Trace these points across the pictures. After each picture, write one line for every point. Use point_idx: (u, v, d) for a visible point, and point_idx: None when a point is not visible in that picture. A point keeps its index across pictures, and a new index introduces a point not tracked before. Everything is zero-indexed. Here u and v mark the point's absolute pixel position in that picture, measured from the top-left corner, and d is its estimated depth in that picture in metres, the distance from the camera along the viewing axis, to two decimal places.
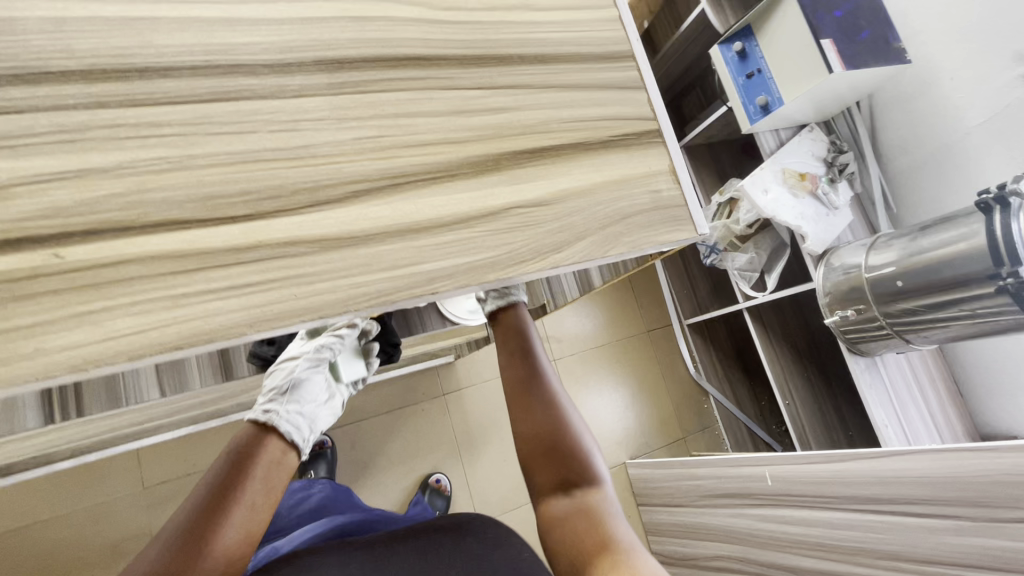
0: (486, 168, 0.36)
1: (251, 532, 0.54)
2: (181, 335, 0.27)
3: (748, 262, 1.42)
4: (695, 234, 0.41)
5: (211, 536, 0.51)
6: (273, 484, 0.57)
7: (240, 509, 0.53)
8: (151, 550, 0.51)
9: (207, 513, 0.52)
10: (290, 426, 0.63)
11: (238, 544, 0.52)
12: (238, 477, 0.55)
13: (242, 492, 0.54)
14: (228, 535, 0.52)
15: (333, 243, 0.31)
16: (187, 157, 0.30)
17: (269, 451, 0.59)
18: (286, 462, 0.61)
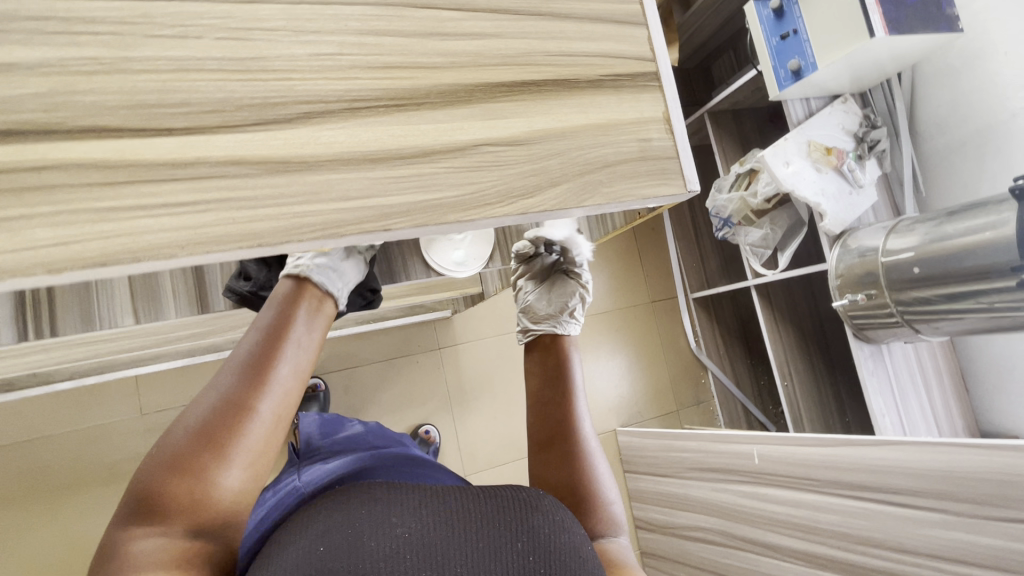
0: (457, 100, 0.33)
1: (307, 369, 0.54)
2: (104, 252, 0.26)
3: (762, 239, 1.37)
4: (683, 190, 0.37)
5: (270, 366, 0.51)
6: (316, 327, 0.57)
7: (294, 344, 0.53)
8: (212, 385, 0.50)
9: (263, 346, 0.51)
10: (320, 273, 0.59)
11: (295, 377, 0.52)
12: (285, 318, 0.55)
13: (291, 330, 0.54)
14: (283, 368, 0.51)
15: (279, 166, 0.29)
16: (120, 59, 0.27)
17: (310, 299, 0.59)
18: (325, 309, 0.60)
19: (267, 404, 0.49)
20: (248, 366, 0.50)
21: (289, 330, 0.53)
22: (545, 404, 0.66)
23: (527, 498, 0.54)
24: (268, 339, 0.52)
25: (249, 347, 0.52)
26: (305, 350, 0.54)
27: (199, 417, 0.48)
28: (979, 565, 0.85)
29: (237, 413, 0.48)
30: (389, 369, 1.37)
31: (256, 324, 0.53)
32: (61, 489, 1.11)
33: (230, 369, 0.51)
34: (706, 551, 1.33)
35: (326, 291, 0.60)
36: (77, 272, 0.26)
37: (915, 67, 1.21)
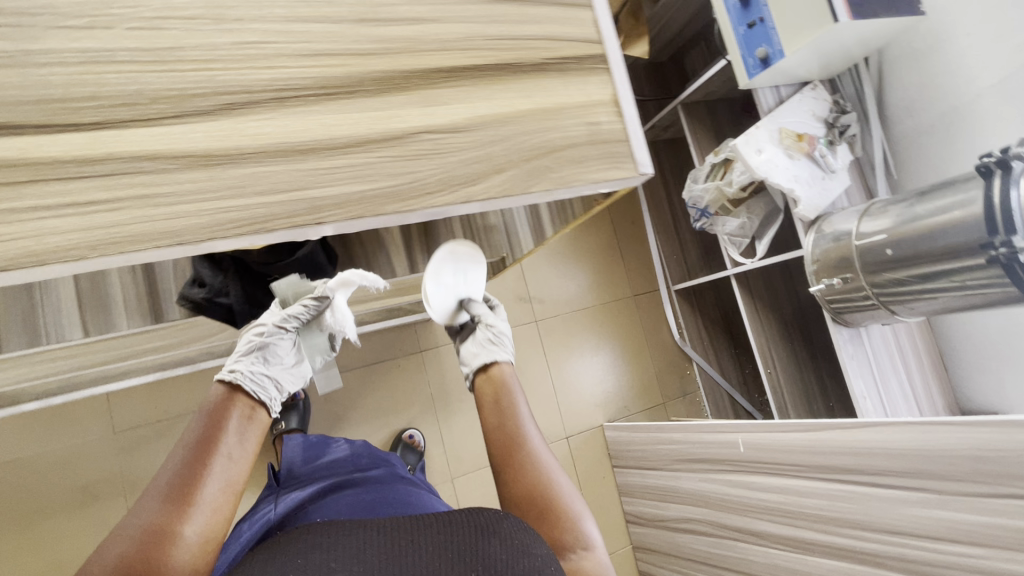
0: (393, 87, 0.32)
1: (239, 474, 0.56)
2: (7, 256, 0.24)
3: (739, 228, 1.38)
4: (636, 173, 0.37)
5: (197, 485, 0.53)
6: (248, 435, 0.59)
7: (223, 456, 0.55)
8: (141, 508, 0.52)
9: (191, 466, 0.53)
10: (255, 385, 0.63)
11: (223, 494, 0.54)
12: (216, 431, 0.57)
13: (220, 443, 0.56)
14: (211, 486, 0.54)
15: (199, 160, 0.27)
16: (21, 51, 0.25)
17: (244, 406, 0.61)
18: (258, 417, 0.62)
19: (193, 526, 0.52)
20: (176, 488, 0.52)
21: (217, 444, 0.55)
22: (496, 431, 0.66)
23: (484, 526, 0.53)
24: (196, 454, 0.54)
25: (178, 463, 0.54)
26: (236, 457, 0.56)
27: (124, 545, 0.50)
28: (963, 542, 0.86)
29: (163, 541, 0.50)
30: (369, 375, 1.35)
31: (185, 440, 0.55)
32: (32, 514, 1.08)
33: (158, 489, 0.53)
34: (696, 542, 1.33)
35: (257, 400, 0.63)
36: None
37: (881, 52, 1.22)
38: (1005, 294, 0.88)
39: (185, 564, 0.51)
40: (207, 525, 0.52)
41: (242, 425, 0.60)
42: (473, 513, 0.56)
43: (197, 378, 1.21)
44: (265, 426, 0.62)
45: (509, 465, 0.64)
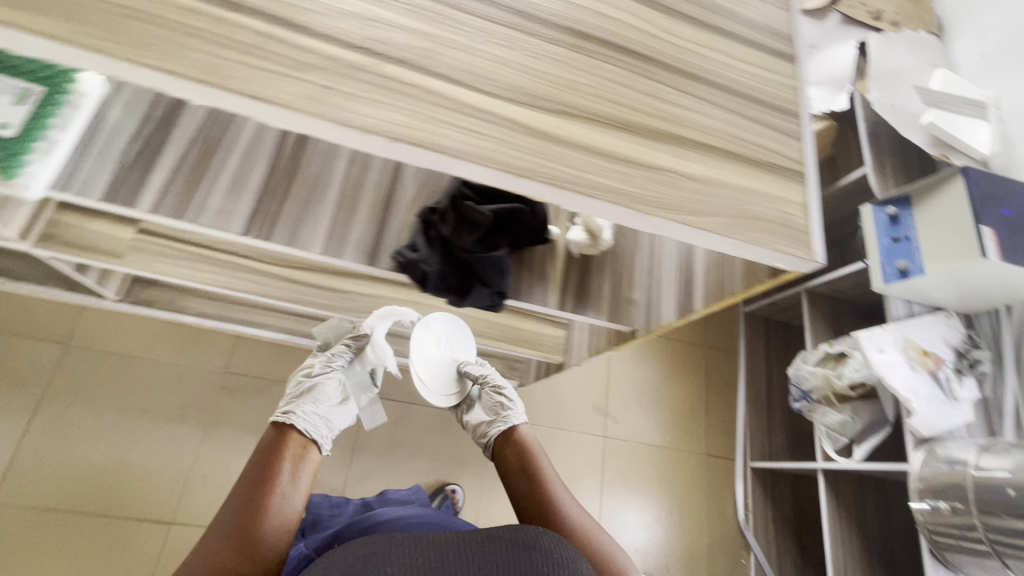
0: (659, 137, 0.45)
1: (288, 523, 0.66)
2: (422, 139, 0.39)
3: (840, 424, 1.33)
4: (809, 258, 0.47)
5: (256, 526, 0.63)
6: (299, 475, 0.71)
7: (279, 497, 0.67)
8: (198, 554, 0.61)
9: (249, 509, 0.64)
10: (305, 423, 0.77)
11: (277, 535, 0.64)
12: (269, 472, 0.69)
13: (274, 485, 0.67)
14: (269, 526, 0.64)
15: (536, 131, 0.42)
16: (469, 45, 0.43)
17: (294, 446, 0.75)
18: (310, 454, 0.76)
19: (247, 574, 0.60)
20: (236, 533, 0.62)
21: (275, 483, 0.67)
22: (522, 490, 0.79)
23: (524, 540, 0.56)
24: (253, 498, 0.65)
25: (235, 506, 0.64)
26: (285, 505, 0.66)
27: None
28: None
29: None
30: (440, 417, 1.42)
31: (243, 481, 0.67)
32: (134, 410, 1.22)
33: (216, 538, 0.62)
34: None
35: (308, 437, 0.76)
36: (400, 144, 0.38)
37: None
38: None
39: None
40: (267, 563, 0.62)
41: (295, 465, 0.72)
42: (517, 525, 0.59)
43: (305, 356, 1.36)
44: (312, 465, 0.75)
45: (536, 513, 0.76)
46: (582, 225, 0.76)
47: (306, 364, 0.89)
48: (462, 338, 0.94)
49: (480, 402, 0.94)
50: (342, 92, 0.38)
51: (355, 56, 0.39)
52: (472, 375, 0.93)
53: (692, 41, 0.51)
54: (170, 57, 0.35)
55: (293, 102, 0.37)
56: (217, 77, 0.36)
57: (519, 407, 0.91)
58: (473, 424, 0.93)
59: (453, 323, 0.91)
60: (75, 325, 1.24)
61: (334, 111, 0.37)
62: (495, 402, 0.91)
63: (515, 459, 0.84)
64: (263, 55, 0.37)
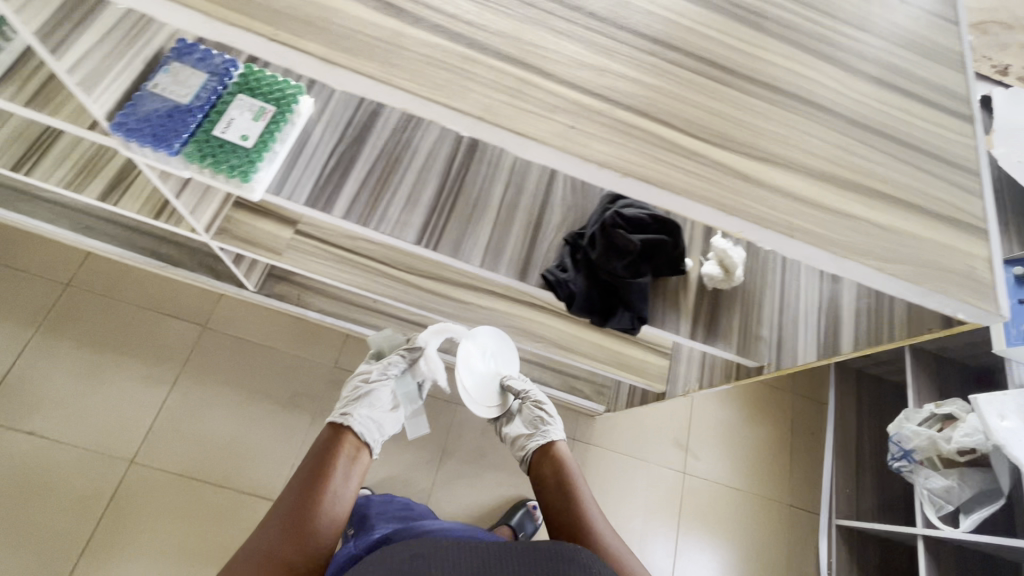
0: (850, 186, 0.49)
1: (337, 514, 0.75)
2: (648, 177, 0.45)
3: (945, 490, 1.27)
4: (994, 311, 0.48)
5: (312, 518, 0.72)
6: (348, 477, 0.81)
7: (331, 494, 0.76)
8: (259, 538, 0.69)
9: (304, 502, 0.73)
10: (362, 427, 0.89)
11: (328, 528, 0.73)
12: (322, 472, 0.78)
13: (326, 484, 0.77)
14: (322, 519, 0.73)
15: (741, 176, 0.46)
16: (683, 96, 0.48)
17: (345, 451, 0.84)
18: (359, 459, 0.85)
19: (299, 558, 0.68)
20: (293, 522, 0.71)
21: (328, 482, 0.77)
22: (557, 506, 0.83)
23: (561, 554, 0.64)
24: (308, 493, 0.75)
25: (293, 500, 0.74)
26: (335, 501, 0.76)
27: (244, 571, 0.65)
28: None
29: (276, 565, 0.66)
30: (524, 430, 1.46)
31: (299, 479, 0.76)
32: (254, 391, 1.34)
33: (273, 525, 0.71)
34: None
35: (363, 440, 0.88)
36: (628, 180, 0.44)
37: None
38: None
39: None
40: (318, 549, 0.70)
41: (347, 467, 0.82)
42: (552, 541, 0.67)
43: None
44: (359, 470, 0.84)
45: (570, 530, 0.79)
46: (716, 259, 0.79)
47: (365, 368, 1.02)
48: (505, 353, 1.02)
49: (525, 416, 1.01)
50: (584, 131, 0.44)
51: (593, 101, 0.46)
52: (515, 389, 1.01)
53: (878, 97, 0.54)
54: (457, 98, 0.43)
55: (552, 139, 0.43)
56: (490, 116, 0.43)
57: (558, 425, 0.97)
58: (515, 437, 1.01)
59: (499, 338, 1.00)
60: (212, 309, 1.39)
61: (577, 148, 0.44)
62: (535, 417, 0.98)
63: (554, 474, 0.88)
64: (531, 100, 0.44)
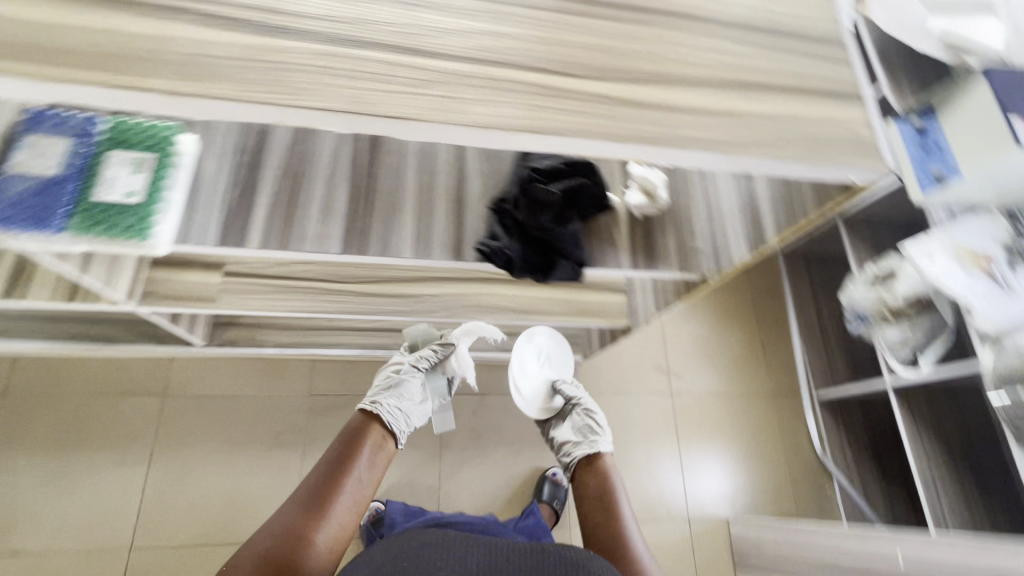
0: (729, 85, 0.50)
1: (357, 493, 0.92)
2: (536, 125, 0.45)
3: (901, 340, 1.37)
4: (880, 166, 0.52)
5: (336, 493, 0.89)
6: (372, 467, 0.98)
7: (355, 476, 0.93)
8: (292, 504, 0.87)
9: (331, 479, 0.91)
10: (388, 417, 1.06)
11: (349, 503, 0.90)
12: (350, 458, 0.96)
13: (353, 468, 0.94)
14: (343, 496, 0.90)
15: (625, 102, 0.47)
16: (551, 35, 0.48)
17: (371, 443, 1.02)
18: (381, 450, 1.03)
19: (324, 526, 0.84)
20: (321, 491, 0.89)
21: (354, 466, 0.94)
22: (588, 496, 1.03)
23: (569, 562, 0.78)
24: (336, 472, 0.92)
25: (323, 476, 0.92)
26: (358, 482, 0.93)
27: (278, 526, 0.83)
28: None
29: (304, 528, 0.83)
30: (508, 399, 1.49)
31: (328, 459, 0.94)
32: (237, 442, 1.31)
33: (305, 495, 0.89)
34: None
35: (387, 429, 1.06)
36: (518, 133, 0.45)
37: None
38: None
39: (319, 545, 0.83)
40: (338, 520, 0.87)
41: (370, 455, 1.00)
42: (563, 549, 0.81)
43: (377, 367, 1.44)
44: (380, 459, 1.01)
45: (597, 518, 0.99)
46: (640, 188, 0.81)
47: (397, 361, 1.17)
48: (558, 353, 1.33)
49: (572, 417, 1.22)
50: (461, 97, 0.44)
51: (463, 65, 0.45)
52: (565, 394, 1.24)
53: None
54: (326, 97, 0.42)
55: (420, 115, 0.43)
56: (364, 106, 0.42)
57: (603, 437, 1.17)
58: (563, 440, 1.20)
59: (552, 340, 1.27)
60: (168, 376, 1.34)
61: (460, 116, 0.44)
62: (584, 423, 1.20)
63: (591, 472, 1.09)
64: (398, 83, 0.43)
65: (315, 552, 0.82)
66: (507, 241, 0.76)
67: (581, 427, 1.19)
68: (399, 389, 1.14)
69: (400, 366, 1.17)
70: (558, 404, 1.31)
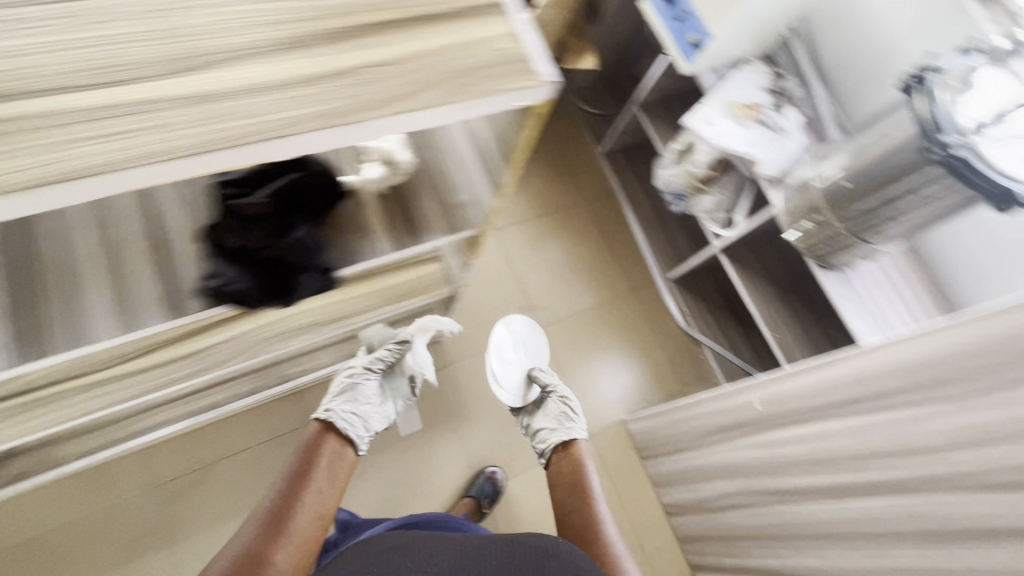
0: (323, 43, 0.44)
1: (321, 502, 0.84)
2: (89, 166, 0.38)
3: (715, 204, 1.46)
4: (538, 81, 0.47)
5: (294, 506, 0.80)
6: (333, 472, 0.90)
7: (314, 486, 0.84)
8: (250, 523, 0.78)
9: (289, 492, 0.82)
10: (344, 423, 0.98)
11: (311, 515, 0.81)
12: (308, 467, 0.87)
13: (312, 479, 0.85)
14: (302, 509, 0.81)
15: (198, 100, 0.41)
16: (82, 49, 0.40)
17: (331, 449, 0.93)
18: (341, 455, 0.94)
19: (287, 542, 0.76)
20: (277, 509, 0.79)
21: (310, 476, 0.85)
22: (559, 479, 1.00)
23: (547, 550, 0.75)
24: (292, 485, 0.83)
25: (277, 490, 0.83)
26: (319, 491, 0.84)
27: (236, 549, 0.74)
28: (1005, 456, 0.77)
29: (264, 548, 0.74)
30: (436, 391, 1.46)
31: (283, 473, 0.85)
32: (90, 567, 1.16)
33: (261, 513, 0.79)
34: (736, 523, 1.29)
35: (345, 437, 0.97)
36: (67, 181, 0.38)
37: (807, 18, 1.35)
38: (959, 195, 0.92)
39: (282, 564, 0.74)
40: (302, 534, 0.79)
41: (328, 464, 0.91)
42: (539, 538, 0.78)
43: (225, 424, 1.30)
44: (342, 466, 0.92)
45: (567, 497, 0.95)
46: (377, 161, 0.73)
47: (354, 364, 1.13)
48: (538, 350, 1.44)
49: (548, 402, 1.22)
50: None
51: None
52: (540, 382, 1.26)
53: None
54: None
55: (99, 167, 0.38)
56: None
57: (577, 423, 1.13)
58: (540, 428, 1.18)
59: (525, 329, 1.45)
60: None
61: None
62: (561, 402, 1.20)
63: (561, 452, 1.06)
64: None
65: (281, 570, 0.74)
66: (230, 273, 0.66)
67: (557, 411, 1.19)
68: (357, 394, 1.08)
69: (357, 368, 1.11)
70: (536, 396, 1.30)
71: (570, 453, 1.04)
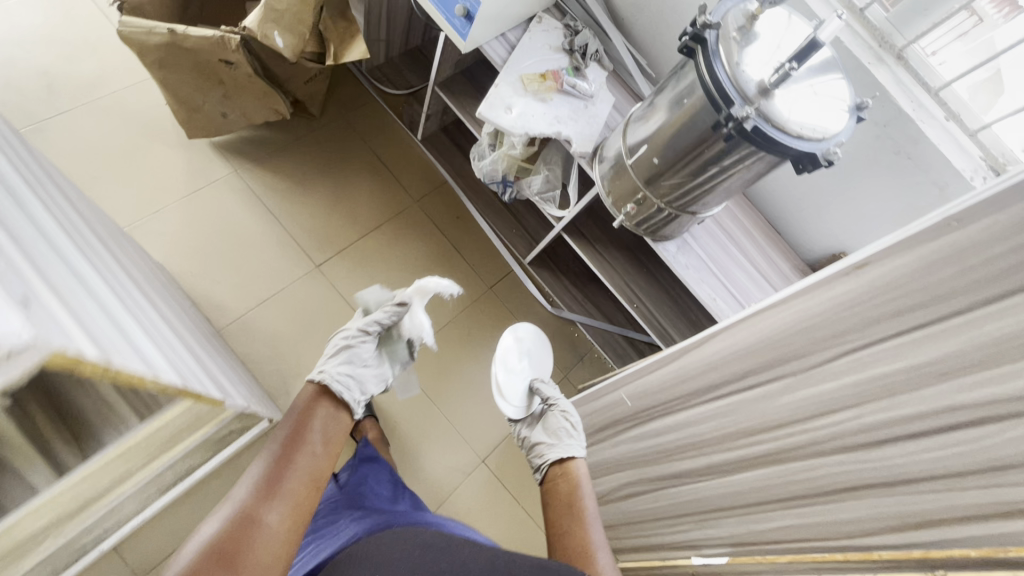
0: None
1: (321, 472, 0.69)
2: None
3: (545, 182, 1.31)
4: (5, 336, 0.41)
5: (286, 478, 0.65)
6: (329, 438, 0.73)
7: (307, 453, 0.68)
8: (239, 491, 0.63)
9: (279, 465, 0.66)
10: (339, 385, 0.81)
11: (307, 486, 0.66)
12: (302, 431, 0.71)
13: (307, 446, 0.69)
14: (296, 480, 0.65)
15: None
16: None
17: (321, 413, 0.76)
18: (336, 421, 0.77)
19: (277, 517, 0.62)
20: (270, 480, 0.64)
21: (299, 448, 0.68)
22: (551, 489, 0.85)
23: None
24: (284, 453, 0.67)
25: (269, 458, 0.66)
26: (314, 460, 0.69)
27: (220, 524, 0.59)
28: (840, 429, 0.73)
29: (251, 524, 0.60)
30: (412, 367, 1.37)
31: (274, 438, 0.68)
32: None
33: (251, 483, 0.64)
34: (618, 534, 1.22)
35: (342, 399, 0.80)
36: None
37: None
38: (756, 164, 0.84)
39: (275, 547, 0.60)
40: (295, 513, 0.64)
41: (319, 431, 0.73)
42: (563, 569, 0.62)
43: None
44: (340, 431, 0.76)
45: (557, 507, 0.81)
46: None
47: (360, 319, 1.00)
48: (540, 361, 1.29)
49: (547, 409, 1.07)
50: None
51: None
52: (542, 394, 1.09)
53: None
54: None
55: None
56: None
57: (575, 444, 0.93)
58: (535, 442, 0.97)
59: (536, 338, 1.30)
60: None
61: None
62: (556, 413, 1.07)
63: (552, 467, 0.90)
64: None
65: (271, 555, 0.59)
66: None
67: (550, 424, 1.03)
68: (353, 353, 0.93)
69: (360, 324, 0.98)
70: (535, 409, 1.14)
71: (561, 467, 0.88)
